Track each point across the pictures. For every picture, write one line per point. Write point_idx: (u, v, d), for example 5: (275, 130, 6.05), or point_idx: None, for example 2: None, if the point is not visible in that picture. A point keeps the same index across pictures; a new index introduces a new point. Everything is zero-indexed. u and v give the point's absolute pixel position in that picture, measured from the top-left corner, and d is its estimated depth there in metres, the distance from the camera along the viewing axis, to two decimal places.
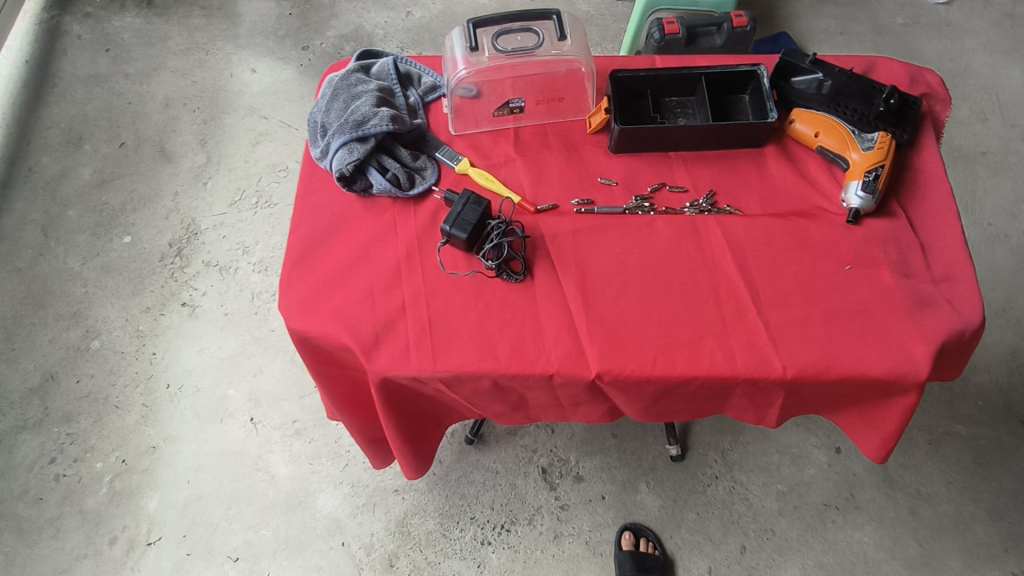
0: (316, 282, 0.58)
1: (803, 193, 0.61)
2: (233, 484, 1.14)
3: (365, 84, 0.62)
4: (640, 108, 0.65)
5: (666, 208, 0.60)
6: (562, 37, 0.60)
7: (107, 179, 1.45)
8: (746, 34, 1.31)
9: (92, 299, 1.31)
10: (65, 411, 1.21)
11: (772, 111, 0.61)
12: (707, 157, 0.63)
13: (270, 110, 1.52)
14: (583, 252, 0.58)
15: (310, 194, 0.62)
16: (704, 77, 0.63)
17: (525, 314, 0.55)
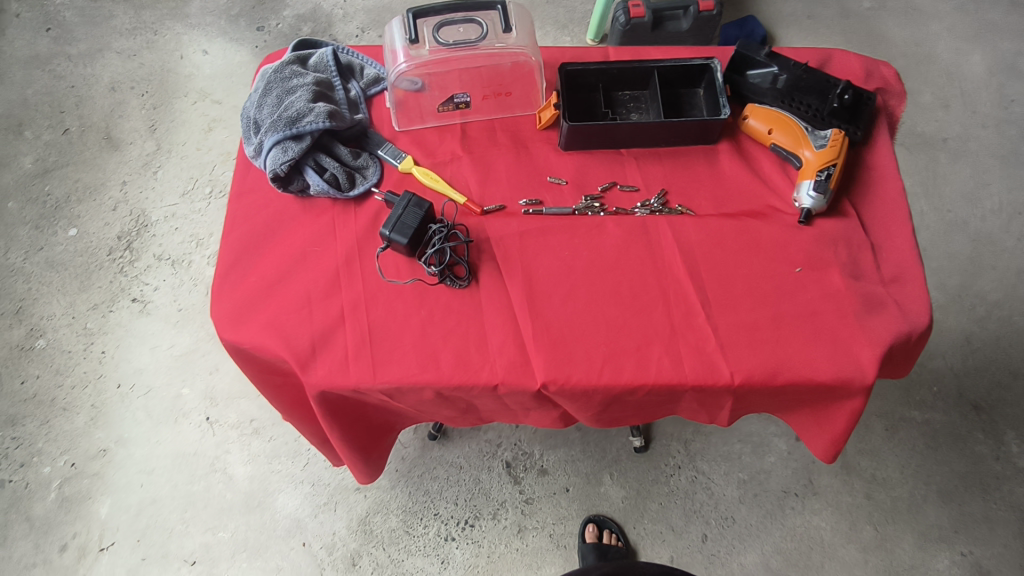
0: (250, 290, 0.55)
1: (756, 191, 0.59)
2: (189, 485, 1.11)
3: (301, 77, 0.59)
4: (592, 103, 0.62)
5: (617, 208, 0.58)
6: (507, 29, 0.57)
7: (50, 169, 1.38)
8: (712, 18, 1.30)
9: (37, 296, 1.26)
10: (10, 414, 1.17)
11: (725, 107, 0.59)
12: (660, 154, 0.61)
13: (223, 95, 1.45)
14: (530, 256, 0.56)
15: (244, 195, 0.59)
16: (656, 71, 0.61)
17: (469, 321, 0.53)
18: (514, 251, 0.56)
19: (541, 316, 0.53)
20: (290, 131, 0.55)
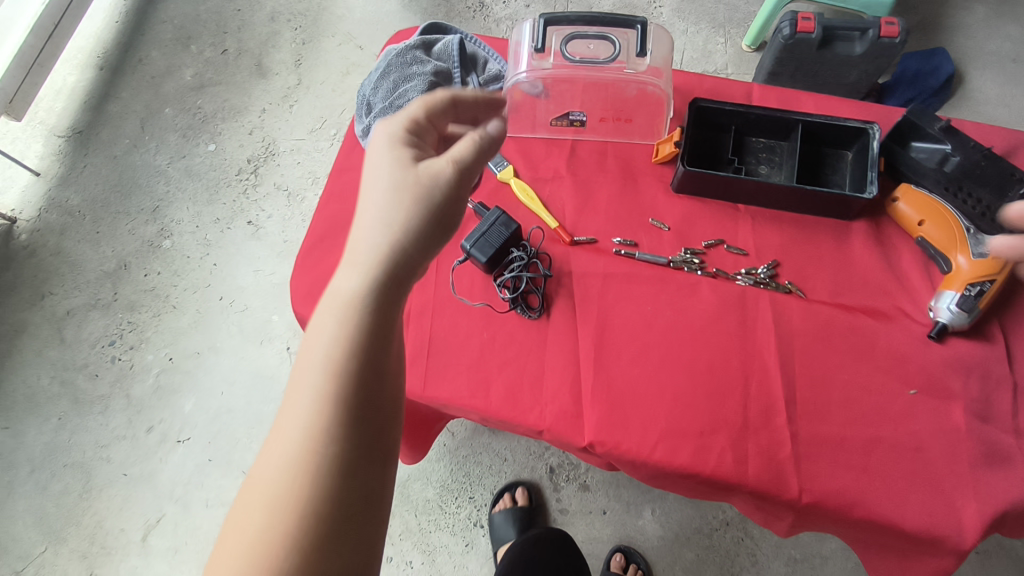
0: (331, 271, 0.57)
1: (883, 286, 0.57)
2: (260, 405, 1.20)
3: (422, 69, 0.60)
4: (720, 145, 0.61)
5: (718, 269, 0.58)
6: (641, 53, 0.59)
7: (205, 84, 1.48)
8: (894, 46, 1.12)
9: (171, 200, 1.38)
10: (130, 300, 1.31)
11: (876, 183, 0.54)
12: (783, 222, 0.60)
13: (367, 41, 1.49)
14: (610, 304, 0.55)
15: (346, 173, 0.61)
16: (800, 124, 0.58)
17: (530, 356, 0.53)
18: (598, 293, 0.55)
19: (609, 367, 0.52)
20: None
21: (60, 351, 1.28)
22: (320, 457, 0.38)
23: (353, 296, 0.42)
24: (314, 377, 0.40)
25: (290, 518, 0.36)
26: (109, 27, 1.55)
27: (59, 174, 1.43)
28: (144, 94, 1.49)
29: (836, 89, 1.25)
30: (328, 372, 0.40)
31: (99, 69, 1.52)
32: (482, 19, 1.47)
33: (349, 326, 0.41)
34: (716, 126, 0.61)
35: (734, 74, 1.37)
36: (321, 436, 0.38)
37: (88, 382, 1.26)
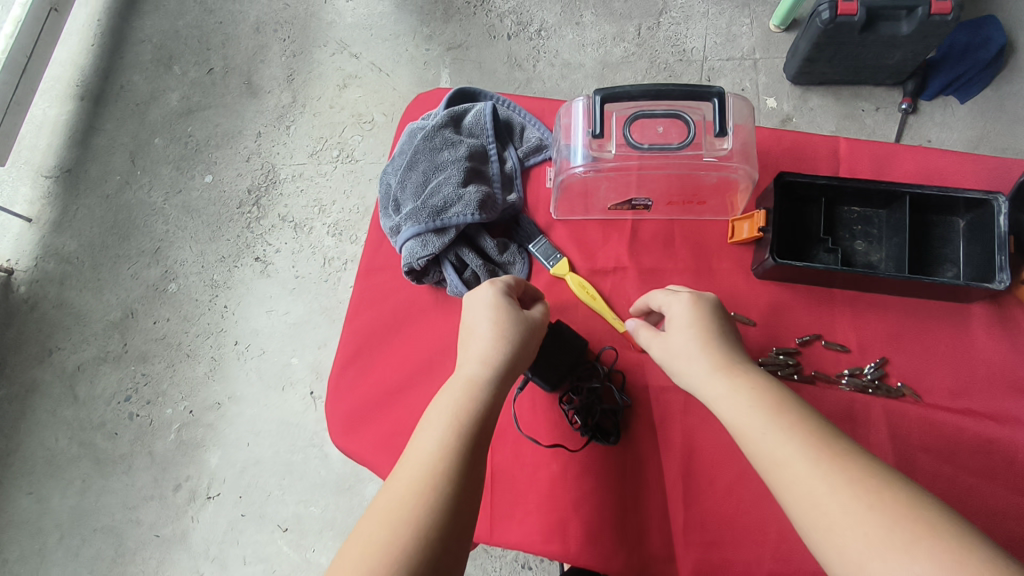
0: (362, 396, 0.67)
1: (1004, 379, 0.61)
2: (289, 454, 1.16)
3: (454, 158, 0.68)
4: (810, 217, 0.67)
5: (821, 372, 0.64)
6: (722, 132, 0.59)
7: (193, 109, 1.38)
8: (946, 23, 1.01)
9: (172, 240, 1.31)
10: (142, 351, 1.25)
11: (1002, 273, 0.59)
12: (886, 311, 0.66)
13: (361, 49, 1.38)
14: (687, 431, 0.62)
15: (369, 289, 0.73)
16: (909, 196, 0.63)
17: (610, 493, 0.61)
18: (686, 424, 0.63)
19: (698, 496, 0.60)
20: (433, 221, 0.65)
21: (75, 410, 1.23)
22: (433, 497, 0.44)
23: (469, 383, 0.53)
24: (432, 439, 0.48)
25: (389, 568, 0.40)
26: (84, 52, 1.44)
27: (50, 219, 1.34)
28: (129, 125, 1.39)
29: (879, 72, 1.16)
30: (452, 439, 0.48)
31: (79, 99, 1.42)
32: (485, 16, 1.36)
33: (463, 409, 0.50)
34: (806, 199, 0.67)
35: (763, 59, 1.26)
36: (437, 483, 0.45)
37: (107, 441, 1.21)
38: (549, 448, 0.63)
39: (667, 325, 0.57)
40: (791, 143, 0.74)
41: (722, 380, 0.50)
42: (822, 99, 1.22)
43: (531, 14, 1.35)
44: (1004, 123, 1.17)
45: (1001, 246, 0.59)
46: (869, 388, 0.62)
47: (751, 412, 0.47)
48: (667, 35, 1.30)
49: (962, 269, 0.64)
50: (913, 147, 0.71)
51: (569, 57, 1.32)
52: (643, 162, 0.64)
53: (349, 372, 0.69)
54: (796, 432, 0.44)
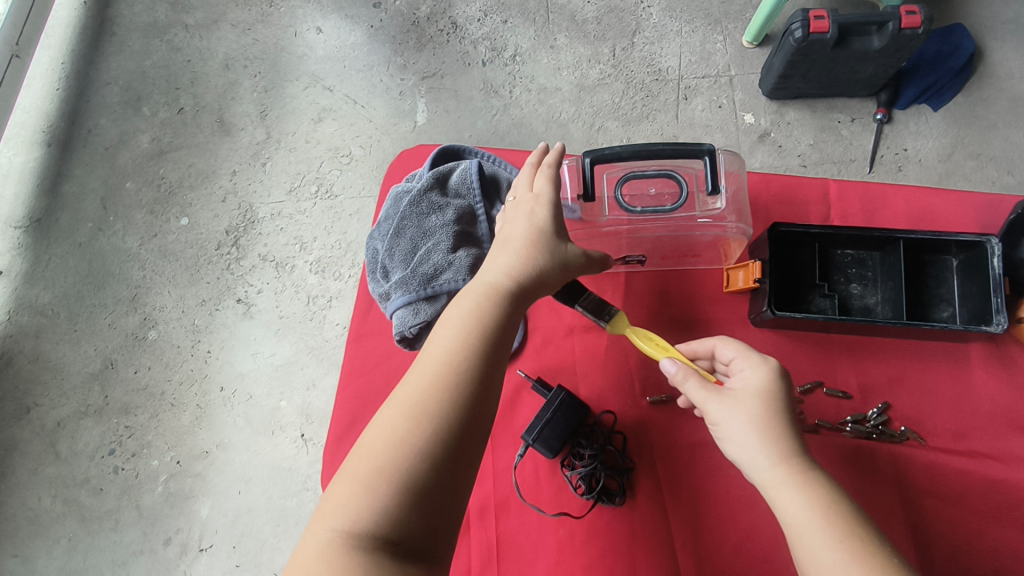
0: None
1: (998, 418, 0.67)
2: (282, 500, 1.13)
3: (441, 224, 0.69)
4: (806, 259, 0.71)
5: (824, 421, 0.68)
6: (715, 188, 0.63)
7: (165, 150, 1.36)
8: (917, 37, 1.03)
9: (150, 285, 1.27)
10: (124, 403, 1.21)
11: (999, 317, 0.64)
12: (883, 356, 0.71)
13: (335, 81, 1.37)
14: (694, 485, 0.67)
15: (359, 357, 0.74)
16: (903, 242, 0.67)
17: (619, 552, 0.65)
18: (697, 484, 0.67)
19: (712, 554, 0.64)
20: (425, 290, 0.67)
21: (57, 467, 1.19)
22: (450, 393, 0.50)
23: (494, 293, 0.57)
24: (446, 340, 0.53)
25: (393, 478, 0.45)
26: (49, 96, 1.41)
27: (22, 270, 1.30)
28: (100, 169, 1.36)
29: (853, 84, 1.17)
30: (464, 349, 0.52)
31: (47, 145, 1.38)
32: (458, 42, 1.36)
33: (482, 319, 0.55)
34: (801, 244, 0.71)
35: (737, 75, 1.27)
36: (451, 383, 0.50)
37: (92, 498, 1.17)
38: (554, 517, 0.67)
39: (732, 392, 0.57)
40: (780, 187, 0.79)
41: (784, 477, 0.52)
42: (798, 112, 1.23)
43: (505, 39, 1.35)
44: (978, 128, 1.19)
45: (997, 288, 0.64)
46: (872, 435, 0.67)
47: (813, 517, 0.49)
48: (641, 56, 1.31)
49: (958, 308, 0.69)
50: (902, 189, 0.76)
51: (545, 81, 1.31)
52: (634, 222, 0.69)
53: (346, 445, 0.70)
54: (861, 550, 0.46)
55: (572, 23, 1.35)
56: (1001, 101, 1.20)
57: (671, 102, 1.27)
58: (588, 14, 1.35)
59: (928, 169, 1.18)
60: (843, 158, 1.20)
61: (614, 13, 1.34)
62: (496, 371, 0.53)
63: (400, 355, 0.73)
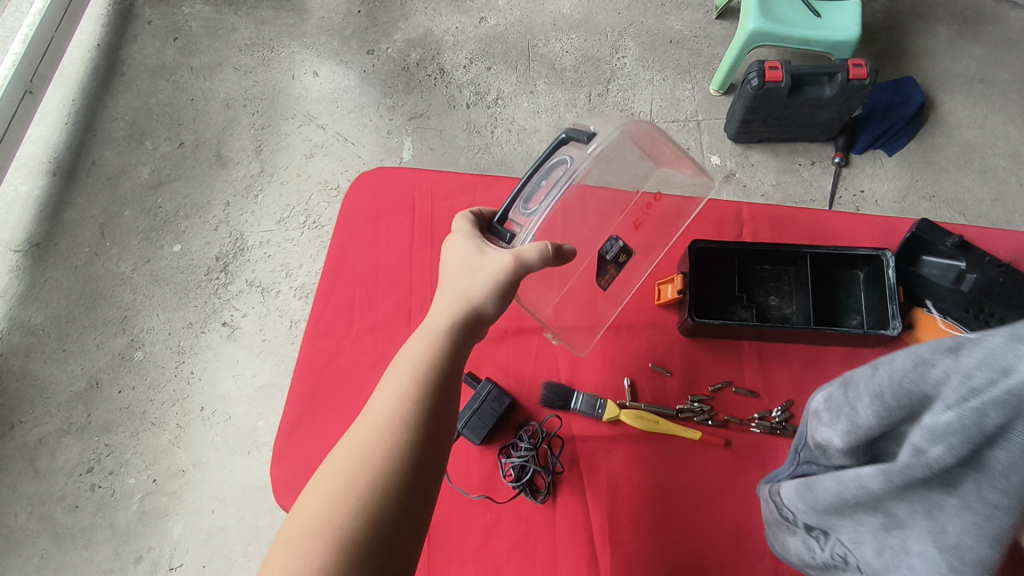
0: (310, 450, 0.71)
1: None
2: (254, 520, 1.14)
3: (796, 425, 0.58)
4: (725, 278, 0.77)
5: (735, 417, 0.72)
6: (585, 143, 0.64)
7: (164, 181, 1.43)
8: (864, 87, 1.11)
9: (139, 308, 1.32)
10: (106, 421, 1.24)
11: (894, 322, 0.69)
12: (792, 362, 0.74)
13: (328, 120, 1.45)
14: (607, 471, 0.70)
15: (315, 349, 0.76)
16: (809, 256, 0.74)
17: (537, 532, 0.67)
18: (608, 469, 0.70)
19: (623, 538, 0.67)
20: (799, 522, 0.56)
21: (35, 484, 1.20)
22: (393, 450, 0.51)
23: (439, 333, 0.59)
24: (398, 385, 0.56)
25: (349, 500, 0.49)
26: (58, 130, 1.49)
27: (18, 292, 1.35)
28: (100, 198, 1.42)
29: (811, 130, 1.25)
30: (419, 379, 0.56)
31: (52, 175, 1.45)
32: (445, 86, 1.45)
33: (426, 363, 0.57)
34: (715, 263, 0.77)
35: (705, 120, 1.35)
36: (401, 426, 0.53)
37: (66, 515, 1.18)
38: (479, 499, 0.69)
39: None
40: (701, 211, 0.84)
41: None
42: (762, 155, 1.30)
43: (489, 84, 1.44)
44: (929, 172, 1.26)
45: (892, 296, 0.70)
46: (777, 430, 0.70)
47: None
48: (615, 101, 1.39)
49: (864, 316, 0.74)
50: (812, 212, 0.82)
51: (525, 123, 1.40)
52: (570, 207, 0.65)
53: (296, 433, 0.72)
54: None
55: (552, 70, 1.44)
56: (951, 148, 1.28)
57: None
58: (566, 62, 1.44)
59: (884, 210, 1.24)
60: (803, 199, 1.26)
61: (591, 62, 1.44)
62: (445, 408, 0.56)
63: (348, 351, 0.76)
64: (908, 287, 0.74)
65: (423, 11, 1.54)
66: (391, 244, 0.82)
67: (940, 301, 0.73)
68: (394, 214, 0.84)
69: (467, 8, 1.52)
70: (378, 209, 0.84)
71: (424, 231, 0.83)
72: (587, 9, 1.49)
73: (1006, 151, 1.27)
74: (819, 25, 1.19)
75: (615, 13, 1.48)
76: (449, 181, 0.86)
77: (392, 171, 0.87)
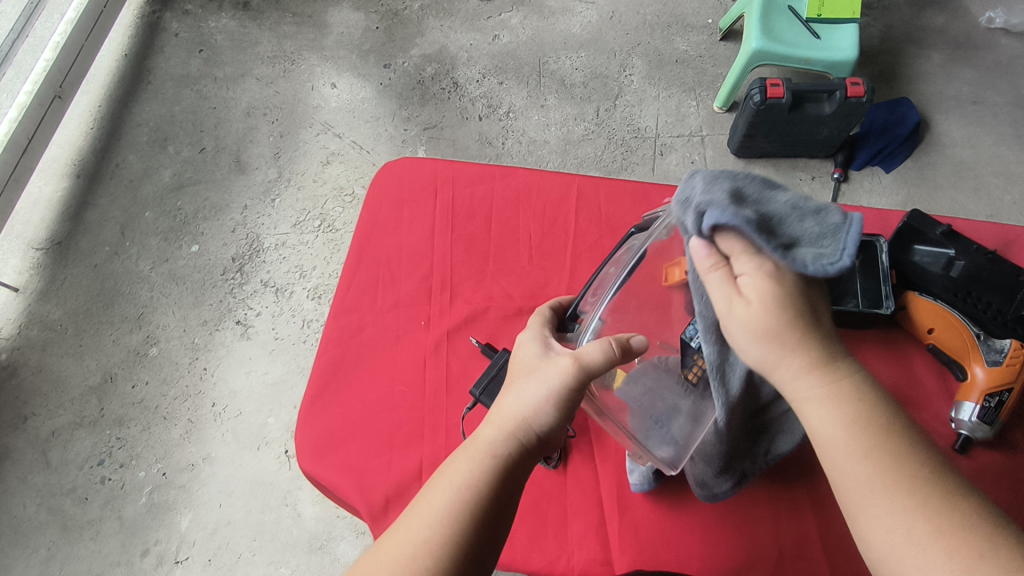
0: (332, 420, 0.74)
1: (900, 389, 0.74)
2: (261, 515, 1.16)
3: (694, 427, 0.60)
4: None
5: None
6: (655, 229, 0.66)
7: (184, 184, 1.47)
8: (862, 104, 1.15)
9: (156, 305, 1.36)
10: (119, 415, 1.26)
11: (886, 303, 0.74)
12: None
13: (344, 129, 1.50)
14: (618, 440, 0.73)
15: (340, 325, 0.79)
16: None
17: (548, 499, 0.70)
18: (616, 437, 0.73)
19: (632, 501, 0.69)
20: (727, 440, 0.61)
21: (47, 475, 1.22)
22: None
23: (495, 451, 0.53)
24: (445, 504, 0.50)
25: None
26: (83, 135, 1.54)
27: (37, 288, 1.39)
28: (122, 200, 1.47)
29: (812, 145, 1.29)
30: (460, 504, 0.50)
31: (75, 177, 1.50)
32: (458, 100, 1.50)
33: (480, 484, 0.51)
34: None
35: (709, 136, 1.40)
36: (445, 553, 0.47)
37: (76, 507, 1.20)
38: None
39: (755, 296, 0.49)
40: None
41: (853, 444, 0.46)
42: (764, 169, 1.35)
43: (500, 98, 1.50)
44: (925, 189, 1.30)
45: (885, 279, 0.74)
46: None
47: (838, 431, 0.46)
48: (622, 116, 1.45)
49: (858, 299, 0.77)
50: None
51: (535, 135, 1.44)
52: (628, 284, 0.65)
53: (320, 404, 0.75)
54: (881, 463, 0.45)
55: (561, 86, 1.50)
56: (946, 166, 1.32)
57: (648, 157, 1.39)
58: (575, 79, 1.50)
59: None
60: None
61: (600, 79, 1.49)
62: (492, 544, 0.50)
63: (372, 326, 0.79)
64: (900, 272, 0.77)
65: (438, 29, 1.60)
66: (413, 228, 0.86)
67: (929, 286, 0.76)
68: (417, 201, 0.88)
69: (481, 26, 1.59)
70: (401, 195, 0.88)
71: (445, 216, 0.87)
72: (597, 29, 1.56)
73: (999, 170, 1.32)
74: (819, 46, 1.25)
75: (624, 33, 1.54)
76: (470, 170, 0.90)
77: (410, 162, 0.91)
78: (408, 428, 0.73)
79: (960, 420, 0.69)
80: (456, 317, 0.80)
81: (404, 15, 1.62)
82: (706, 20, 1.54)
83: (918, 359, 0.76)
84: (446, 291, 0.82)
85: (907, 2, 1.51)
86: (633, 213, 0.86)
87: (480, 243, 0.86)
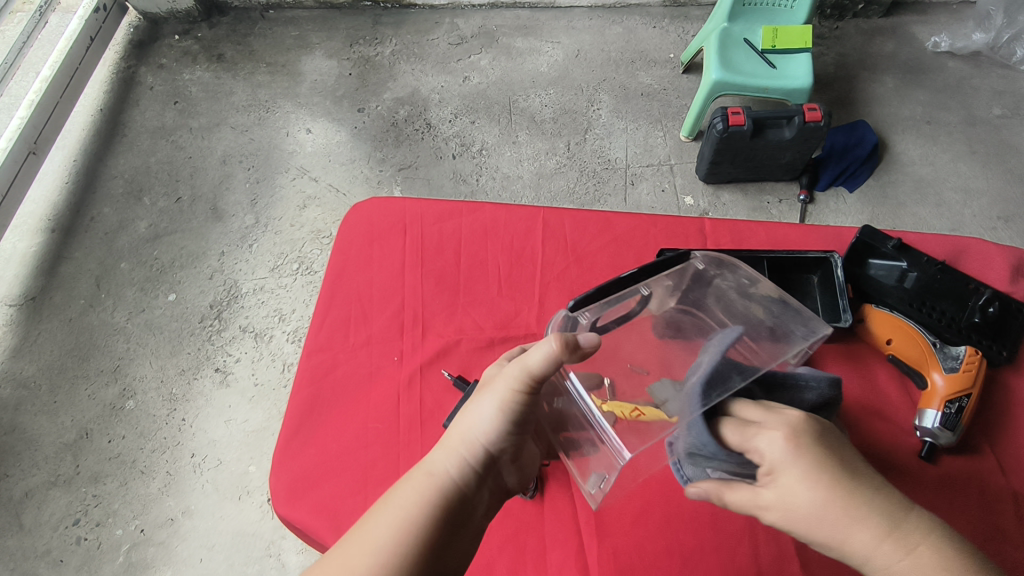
0: (307, 461, 0.73)
1: (868, 398, 0.77)
2: (243, 567, 1.12)
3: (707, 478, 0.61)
4: None
5: None
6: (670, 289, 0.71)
7: (160, 235, 1.47)
8: (820, 128, 1.20)
9: (132, 357, 1.34)
10: (95, 471, 1.23)
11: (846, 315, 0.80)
12: None
13: (320, 172, 1.53)
14: None
15: (313, 365, 0.79)
16: (767, 260, 0.83)
17: (529, 531, 0.69)
18: None
19: (609, 528, 0.69)
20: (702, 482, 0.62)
21: (19, 539, 1.18)
22: None
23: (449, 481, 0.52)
24: (386, 532, 0.48)
25: None
26: (58, 190, 1.54)
27: (11, 344, 1.36)
28: (97, 252, 1.46)
29: (776, 169, 1.33)
30: (405, 530, 0.49)
31: (50, 232, 1.49)
32: (431, 139, 1.54)
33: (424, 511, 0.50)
34: None
35: (677, 164, 1.44)
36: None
37: (50, 571, 1.15)
38: None
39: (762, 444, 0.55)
40: (664, 225, 0.89)
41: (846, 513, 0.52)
42: (732, 195, 1.38)
43: (473, 136, 1.53)
44: (889, 206, 1.34)
45: (841, 292, 0.81)
46: None
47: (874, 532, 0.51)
48: (593, 149, 1.48)
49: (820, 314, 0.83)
50: (762, 223, 0.90)
51: (508, 171, 1.47)
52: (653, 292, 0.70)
53: (295, 445, 0.74)
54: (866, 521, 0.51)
55: (532, 123, 1.53)
56: (907, 183, 1.37)
57: (620, 188, 1.43)
58: (545, 115, 1.54)
59: None
60: None
61: (569, 115, 1.54)
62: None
63: (345, 364, 0.80)
64: (857, 286, 0.83)
65: (410, 72, 1.64)
66: (383, 265, 0.87)
67: (885, 298, 0.82)
68: (386, 238, 0.89)
69: (451, 68, 1.63)
70: (371, 233, 0.89)
71: (415, 253, 0.89)
72: (564, 67, 1.61)
73: (957, 185, 1.36)
74: (775, 75, 1.30)
75: (591, 69, 1.60)
76: (437, 206, 0.92)
77: (379, 202, 0.92)
78: (383, 464, 0.73)
79: (924, 427, 0.73)
80: (429, 351, 0.81)
81: (376, 60, 1.67)
82: (668, 55, 1.60)
83: (880, 370, 0.79)
84: (417, 325, 0.83)
85: (857, 31, 1.58)
86: (599, 240, 0.89)
87: (450, 277, 0.87)
